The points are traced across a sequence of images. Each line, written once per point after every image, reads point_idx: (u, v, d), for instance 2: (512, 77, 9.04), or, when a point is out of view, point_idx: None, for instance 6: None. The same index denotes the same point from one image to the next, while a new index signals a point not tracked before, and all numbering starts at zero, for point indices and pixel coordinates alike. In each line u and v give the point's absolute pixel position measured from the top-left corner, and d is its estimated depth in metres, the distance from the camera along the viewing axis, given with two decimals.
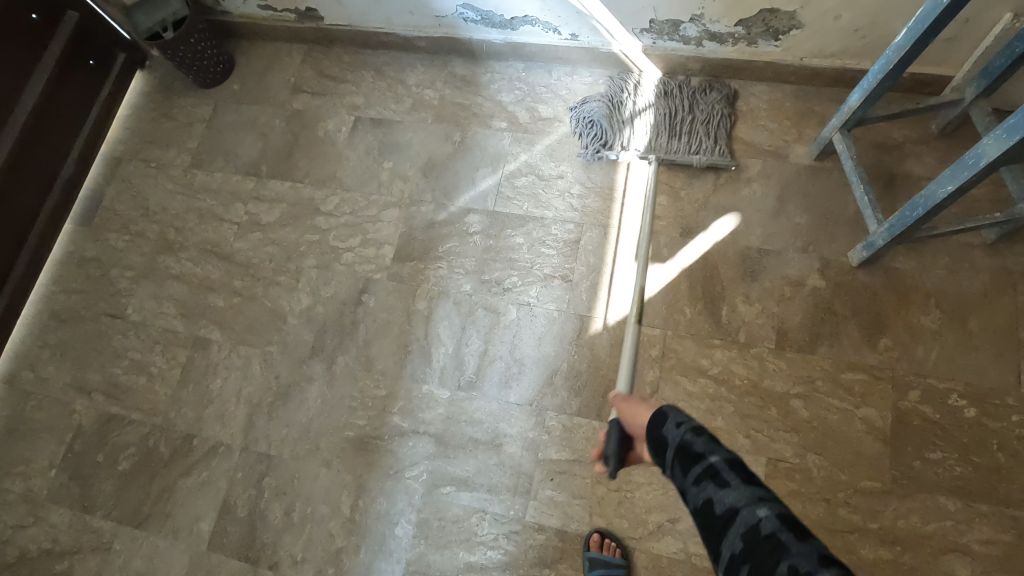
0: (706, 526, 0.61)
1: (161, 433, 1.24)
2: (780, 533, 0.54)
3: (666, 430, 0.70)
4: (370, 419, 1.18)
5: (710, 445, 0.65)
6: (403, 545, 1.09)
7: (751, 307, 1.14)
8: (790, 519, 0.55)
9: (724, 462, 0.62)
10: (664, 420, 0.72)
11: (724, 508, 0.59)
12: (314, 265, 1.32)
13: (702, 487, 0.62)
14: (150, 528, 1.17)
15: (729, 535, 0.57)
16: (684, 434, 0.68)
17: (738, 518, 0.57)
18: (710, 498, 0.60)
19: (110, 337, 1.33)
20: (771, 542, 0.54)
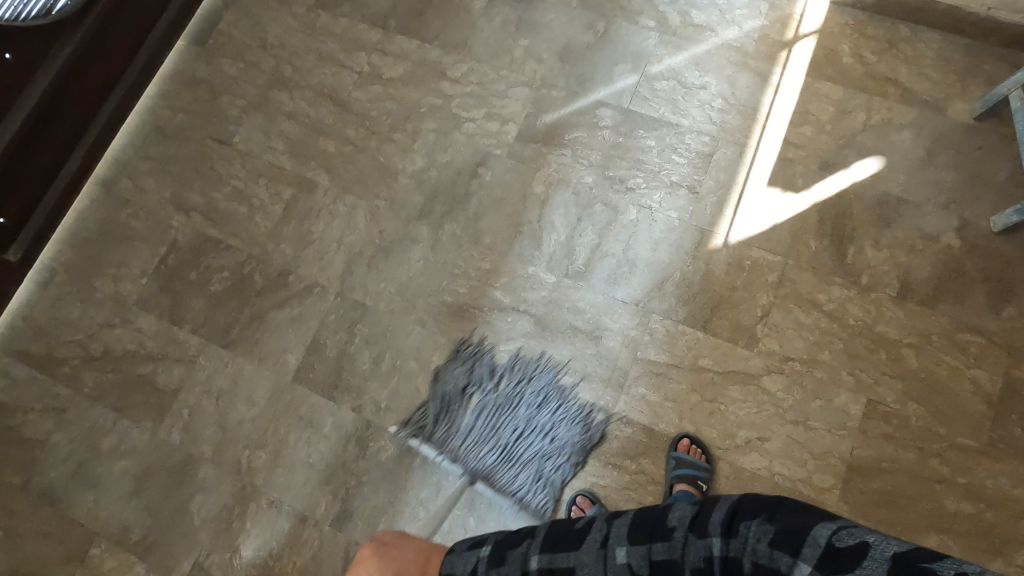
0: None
1: (257, 264, 1.23)
2: (654, 556, 0.65)
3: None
4: (470, 289, 1.17)
5: (522, 545, 0.75)
6: (488, 414, 1.10)
7: (879, 252, 1.11)
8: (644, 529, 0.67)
9: (541, 556, 0.73)
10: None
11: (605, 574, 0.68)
12: (432, 129, 1.28)
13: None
14: (237, 351, 1.18)
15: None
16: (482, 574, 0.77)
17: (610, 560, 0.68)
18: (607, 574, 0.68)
19: (215, 161, 1.31)
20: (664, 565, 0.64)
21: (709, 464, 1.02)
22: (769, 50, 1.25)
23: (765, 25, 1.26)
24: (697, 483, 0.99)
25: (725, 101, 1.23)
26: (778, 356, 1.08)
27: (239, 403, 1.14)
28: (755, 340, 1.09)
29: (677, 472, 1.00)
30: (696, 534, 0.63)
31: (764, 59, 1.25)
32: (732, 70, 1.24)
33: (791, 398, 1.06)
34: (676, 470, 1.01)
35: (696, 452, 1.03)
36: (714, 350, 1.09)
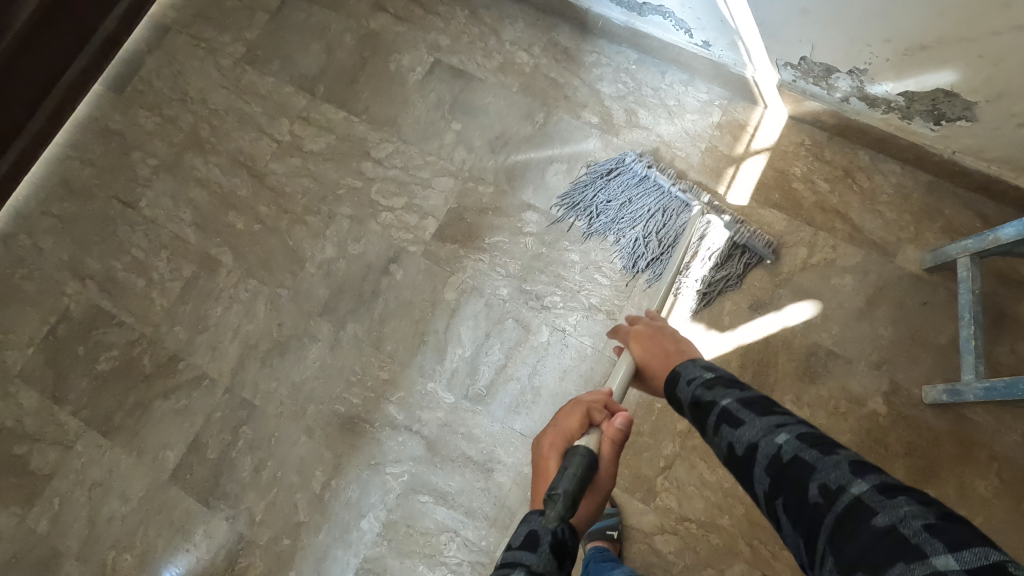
0: (736, 467, 0.61)
1: (148, 345, 1.16)
2: (803, 455, 0.55)
3: (679, 391, 0.72)
4: (364, 399, 1.10)
5: (721, 391, 0.66)
6: (365, 541, 1.04)
7: (799, 410, 1.03)
8: (813, 438, 0.57)
9: (734, 402, 0.64)
10: (677, 380, 0.74)
11: (744, 448, 0.60)
12: (347, 215, 1.19)
13: (720, 432, 0.64)
14: (116, 440, 1.12)
15: (763, 463, 0.58)
16: (694, 390, 0.70)
17: (761, 452, 0.59)
18: (730, 441, 0.62)
19: (117, 225, 1.23)
20: (800, 466, 0.55)
21: (613, 508, 1.02)
22: (715, 165, 1.15)
23: (715, 136, 1.16)
24: (607, 534, 0.99)
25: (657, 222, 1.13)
26: (674, 514, 1.01)
27: (111, 498, 1.09)
28: (653, 493, 1.02)
29: (586, 531, 0.98)
30: (857, 472, 0.52)
31: (709, 176, 1.15)
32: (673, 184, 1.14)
33: (681, 562, 0.99)
34: (584, 529, 0.99)
35: None
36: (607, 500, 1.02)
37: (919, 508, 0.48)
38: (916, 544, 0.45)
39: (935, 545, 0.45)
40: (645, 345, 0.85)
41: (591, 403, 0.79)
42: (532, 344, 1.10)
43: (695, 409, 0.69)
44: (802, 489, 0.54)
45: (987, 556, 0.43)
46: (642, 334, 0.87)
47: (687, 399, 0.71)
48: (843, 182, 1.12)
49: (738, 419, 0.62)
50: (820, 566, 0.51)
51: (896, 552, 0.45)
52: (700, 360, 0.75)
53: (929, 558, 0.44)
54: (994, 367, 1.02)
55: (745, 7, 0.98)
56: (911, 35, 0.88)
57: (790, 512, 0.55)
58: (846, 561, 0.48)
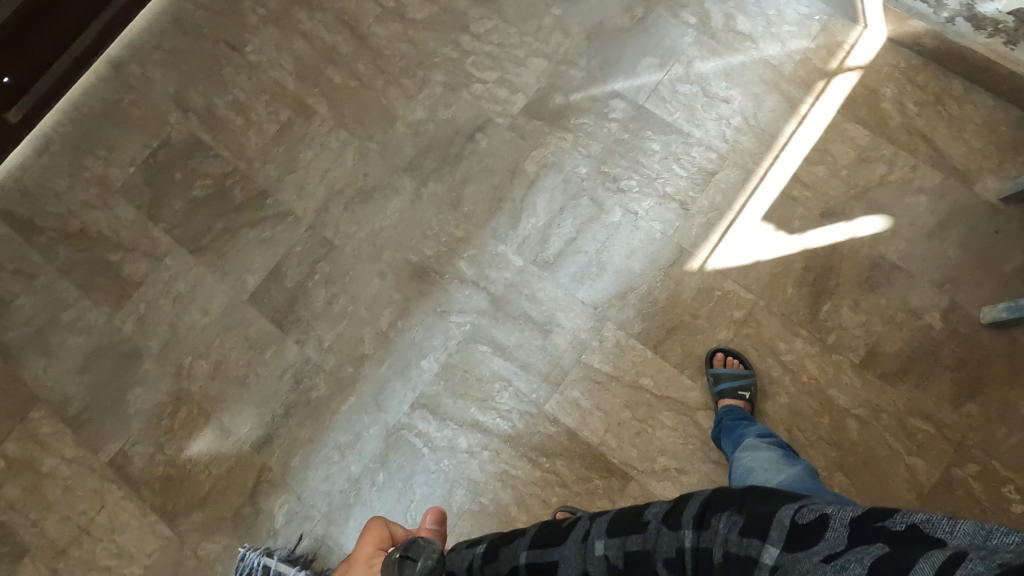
0: None
1: (240, 179, 1.23)
2: (631, 547, 0.62)
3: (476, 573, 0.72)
4: (437, 252, 1.16)
5: (498, 563, 0.71)
6: (423, 378, 1.11)
7: (855, 315, 1.06)
8: (627, 526, 0.64)
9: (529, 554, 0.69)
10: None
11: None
12: (441, 82, 1.24)
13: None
14: (203, 260, 1.20)
15: None
16: None
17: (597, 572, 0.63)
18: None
19: (223, 66, 1.29)
20: (641, 557, 0.61)
21: (749, 371, 1.04)
22: (806, 76, 1.17)
23: (810, 49, 1.18)
24: (741, 394, 1.01)
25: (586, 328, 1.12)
26: None
27: (193, 310, 1.18)
28: (702, 372, 1.07)
29: (718, 389, 1.02)
30: (673, 527, 0.60)
31: (799, 86, 1.16)
32: (710, 151, 1.15)
33: None
34: (717, 386, 1.02)
35: (733, 363, 1.04)
36: (656, 372, 1.07)
37: (725, 519, 0.57)
38: (745, 553, 0.52)
39: (754, 545, 0.53)
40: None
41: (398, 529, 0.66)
42: (603, 223, 1.14)
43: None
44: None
45: (782, 522, 0.52)
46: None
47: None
48: (932, 107, 1.13)
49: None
50: None
51: (738, 573, 0.53)
52: (460, 545, 0.80)
53: (760, 559, 0.51)
54: None
55: None
56: None
57: None
58: None
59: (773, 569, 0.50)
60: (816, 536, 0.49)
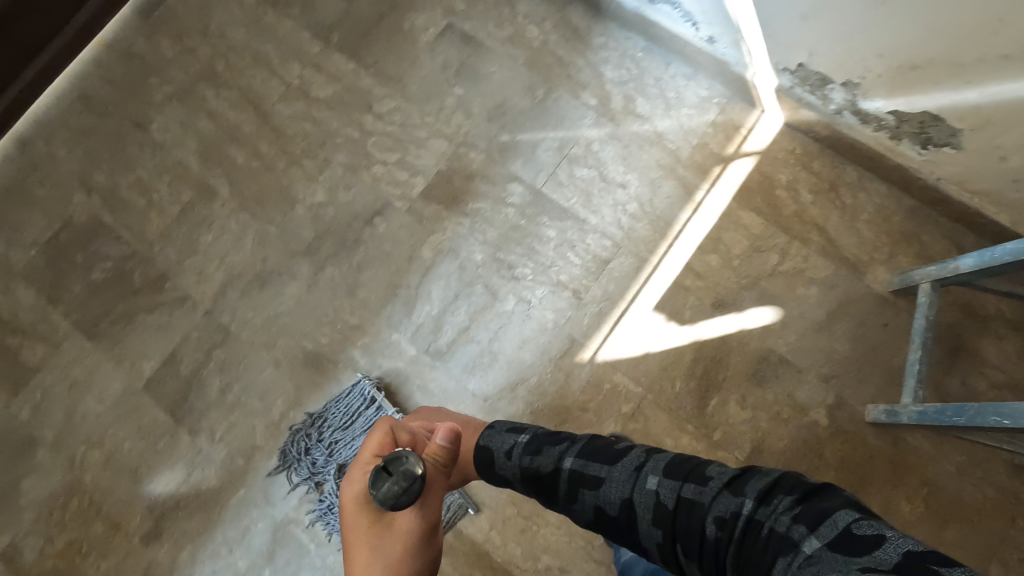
0: (613, 524, 0.67)
1: (141, 262, 1.23)
2: (683, 493, 0.62)
3: (506, 468, 0.77)
4: (332, 340, 1.16)
5: (561, 448, 0.73)
6: (315, 470, 1.12)
7: (742, 410, 1.06)
8: (683, 475, 0.64)
9: (577, 460, 0.71)
10: (499, 458, 0.78)
11: (618, 506, 0.66)
12: (342, 164, 1.23)
13: (584, 496, 0.68)
14: (101, 345, 1.20)
15: (647, 512, 0.64)
16: (522, 462, 0.75)
17: (639, 503, 0.64)
18: (601, 504, 0.67)
19: (127, 145, 1.29)
20: (688, 505, 0.61)
21: None
22: (703, 162, 1.16)
23: (708, 133, 1.17)
24: None
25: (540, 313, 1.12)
26: None
27: (89, 398, 1.18)
28: None
29: None
30: (730, 491, 0.60)
31: (695, 172, 1.16)
32: (605, 238, 1.15)
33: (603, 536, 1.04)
34: None
35: None
36: None
37: (787, 500, 0.57)
38: (792, 537, 0.54)
39: (804, 534, 0.53)
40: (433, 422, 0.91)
41: (415, 433, 0.79)
42: (496, 311, 1.14)
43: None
44: (695, 527, 0.60)
45: (836, 524, 0.53)
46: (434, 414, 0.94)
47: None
48: (826, 194, 1.12)
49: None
50: None
51: (779, 552, 0.54)
52: (501, 424, 0.83)
53: (805, 548, 0.52)
54: (941, 398, 1.03)
55: (747, 4, 0.98)
56: (901, 52, 0.87)
57: (689, 550, 0.61)
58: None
59: (811, 558, 0.51)
60: (868, 548, 0.50)
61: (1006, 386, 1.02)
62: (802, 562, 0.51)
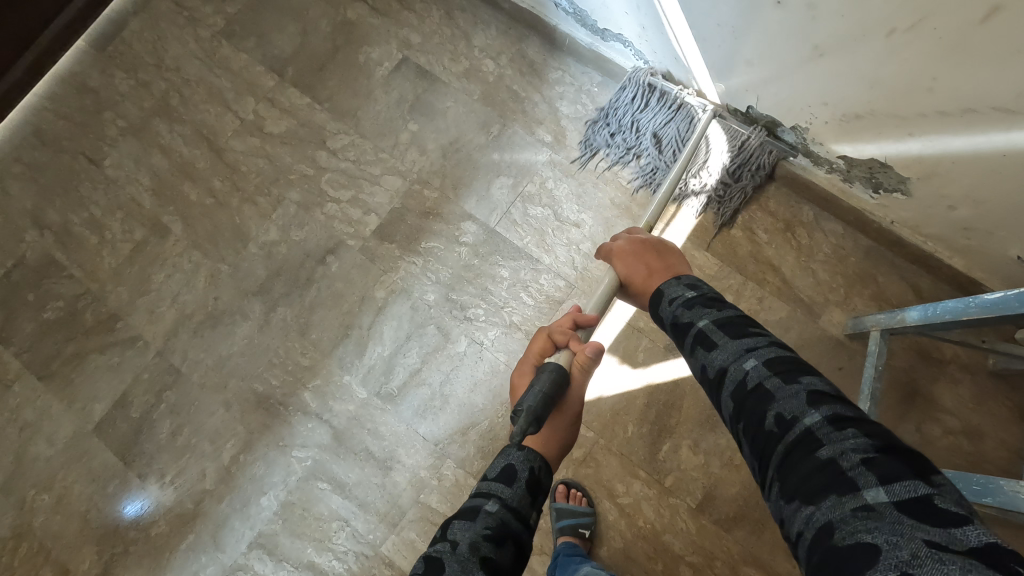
0: (708, 385, 0.66)
1: (92, 301, 1.22)
2: (768, 384, 0.58)
3: (663, 311, 0.77)
4: (283, 382, 1.14)
5: (700, 313, 0.71)
6: (261, 516, 1.09)
7: (695, 456, 1.04)
8: (783, 369, 0.59)
9: (710, 323, 0.69)
10: (661, 301, 0.78)
11: (716, 370, 0.64)
12: (295, 201, 1.22)
13: (698, 354, 0.68)
14: (51, 386, 1.18)
15: (733, 386, 0.61)
16: (673, 312, 0.75)
17: (730, 375, 0.62)
18: (706, 363, 0.66)
19: (80, 181, 1.28)
20: (764, 395, 0.58)
21: (590, 508, 1.03)
22: None
23: None
24: (579, 531, 1.00)
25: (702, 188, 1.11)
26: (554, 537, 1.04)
27: (38, 441, 1.16)
28: (539, 514, 1.05)
29: (559, 525, 1.00)
30: (813, 401, 0.55)
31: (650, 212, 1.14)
32: (558, 278, 1.13)
33: None
34: (559, 522, 1.00)
35: (575, 499, 1.04)
36: None
37: (863, 440, 0.50)
38: (851, 476, 0.48)
39: (868, 478, 0.47)
40: (628, 261, 0.88)
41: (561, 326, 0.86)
42: (449, 353, 1.12)
43: (536, 490, 0.70)
44: (762, 414, 0.57)
45: (914, 489, 0.45)
46: (624, 254, 0.90)
47: (525, 479, 0.70)
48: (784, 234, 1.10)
49: (489, 491, 0.69)
50: (766, 487, 0.55)
51: (832, 481, 0.48)
52: (685, 280, 0.79)
53: (862, 491, 0.47)
54: None
55: (695, 47, 0.97)
56: (844, 102, 0.86)
57: (749, 432, 0.58)
58: (788, 486, 0.51)
59: (865, 507, 0.46)
60: (933, 524, 0.43)
61: (962, 432, 1.00)
62: (854, 504, 0.46)
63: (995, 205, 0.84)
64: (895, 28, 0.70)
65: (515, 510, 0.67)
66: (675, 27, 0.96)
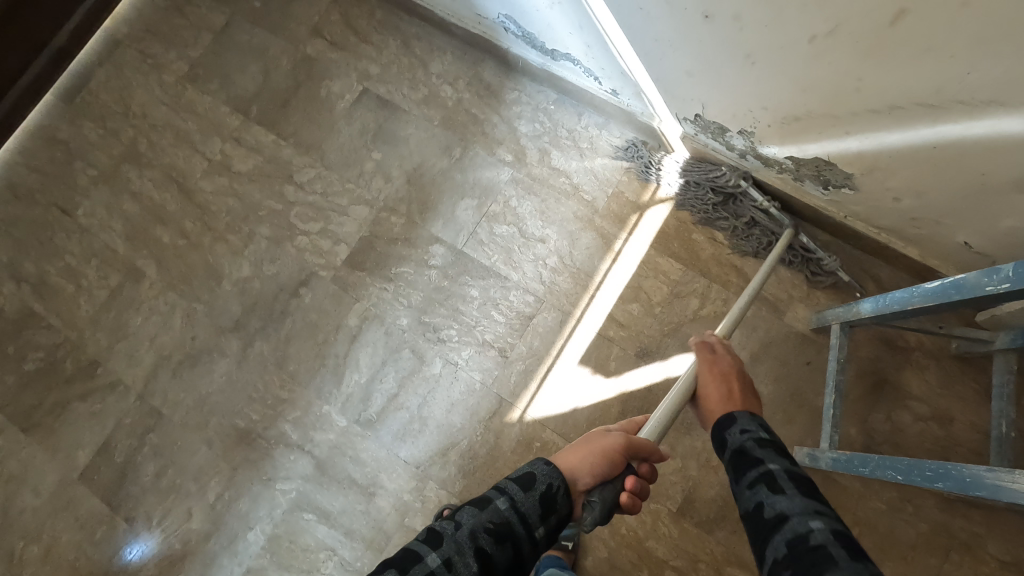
0: (756, 527, 0.60)
1: (72, 349, 1.23)
2: (828, 544, 0.53)
3: (730, 437, 0.71)
4: (263, 416, 1.15)
5: (771, 453, 0.65)
6: (249, 552, 1.10)
7: (672, 460, 1.05)
8: (845, 538, 0.53)
9: (781, 469, 0.63)
10: (731, 423, 0.72)
11: (773, 515, 0.58)
12: (266, 236, 1.24)
13: (756, 490, 0.62)
14: (34, 437, 1.19)
15: (783, 536, 0.56)
16: (740, 441, 0.69)
17: (788, 526, 0.56)
18: (761, 501, 0.61)
19: (54, 231, 1.30)
20: (820, 554, 0.52)
21: None
22: (620, 210, 1.16)
23: (623, 181, 1.18)
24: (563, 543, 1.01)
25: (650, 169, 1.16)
26: None
27: (24, 492, 1.17)
28: None
29: None
30: None
31: (613, 222, 1.16)
32: (527, 295, 1.15)
33: None
34: None
35: None
36: None
37: None
38: None
39: None
40: (717, 381, 0.80)
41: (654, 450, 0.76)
42: (425, 376, 1.14)
43: (550, 509, 0.68)
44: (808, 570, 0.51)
45: None
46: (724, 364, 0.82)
47: (542, 489, 0.68)
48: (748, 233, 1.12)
49: (503, 488, 0.68)
50: None
51: None
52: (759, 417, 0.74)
53: None
54: (868, 434, 1.03)
55: (638, 61, 1.00)
56: (782, 106, 0.89)
57: None
58: None
59: None
60: None
61: (931, 417, 1.02)
62: None
63: (935, 194, 0.86)
64: (815, 34, 0.73)
65: (523, 515, 0.66)
66: (617, 44, 0.99)
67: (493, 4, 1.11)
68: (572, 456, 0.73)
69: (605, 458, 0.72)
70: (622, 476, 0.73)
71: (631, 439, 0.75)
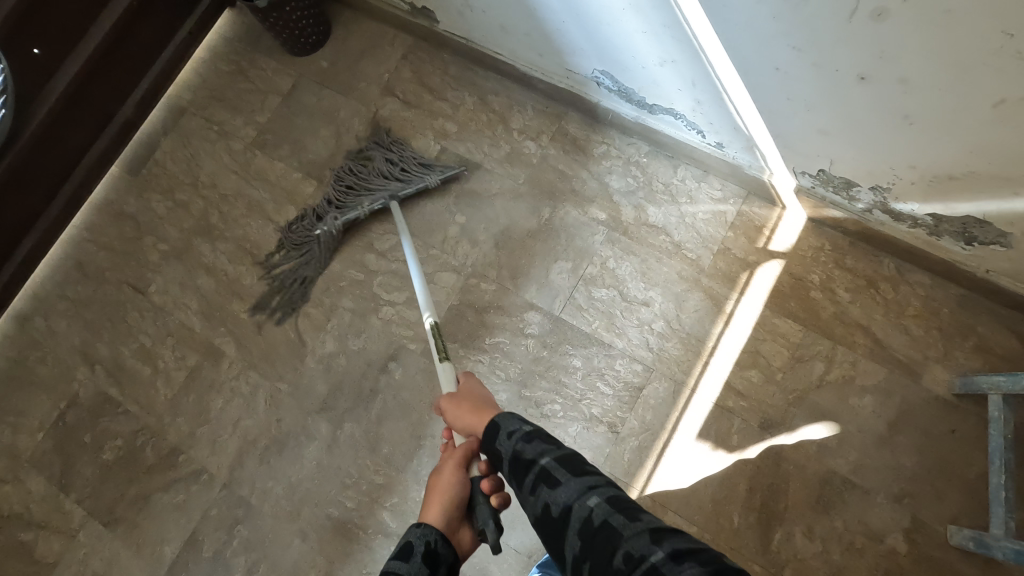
0: (551, 527, 0.66)
1: (151, 436, 1.17)
2: (612, 519, 0.62)
3: (499, 444, 0.74)
4: (359, 504, 1.08)
5: (538, 446, 0.70)
6: None
7: (810, 543, 0.96)
8: (619, 504, 0.63)
9: (553, 459, 0.69)
10: (495, 432, 0.75)
11: (561, 510, 0.65)
12: (349, 308, 1.18)
13: (539, 491, 0.67)
14: (117, 533, 1.13)
15: (576, 524, 0.63)
16: (511, 443, 0.72)
17: (575, 515, 0.64)
18: (547, 503, 0.66)
19: (128, 311, 1.25)
20: (610, 532, 0.61)
21: None
22: (728, 269, 1.09)
23: (728, 237, 1.11)
24: None
25: (399, 186, 1.20)
26: None
27: None
28: None
29: None
30: (650, 536, 0.59)
31: (722, 281, 1.09)
32: (633, 363, 1.07)
33: None
34: None
35: None
36: None
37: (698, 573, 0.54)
38: None
39: None
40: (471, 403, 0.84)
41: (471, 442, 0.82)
42: None
43: (435, 565, 0.73)
44: (608, 554, 0.60)
45: None
46: (462, 395, 0.86)
47: (421, 550, 0.74)
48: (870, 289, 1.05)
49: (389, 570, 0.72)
50: None
51: None
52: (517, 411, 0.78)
53: None
54: None
55: (758, 118, 0.93)
56: (936, 166, 0.81)
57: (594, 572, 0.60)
58: None
59: None
60: None
61: None
62: None
63: None
64: (1005, 98, 0.67)
65: None
66: (737, 102, 0.92)
67: (590, 59, 1.06)
68: (428, 505, 0.79)
69: (456, 490, 0.78)
70: (472, 489, 0.79)
71: (453, 459, 0.81)
